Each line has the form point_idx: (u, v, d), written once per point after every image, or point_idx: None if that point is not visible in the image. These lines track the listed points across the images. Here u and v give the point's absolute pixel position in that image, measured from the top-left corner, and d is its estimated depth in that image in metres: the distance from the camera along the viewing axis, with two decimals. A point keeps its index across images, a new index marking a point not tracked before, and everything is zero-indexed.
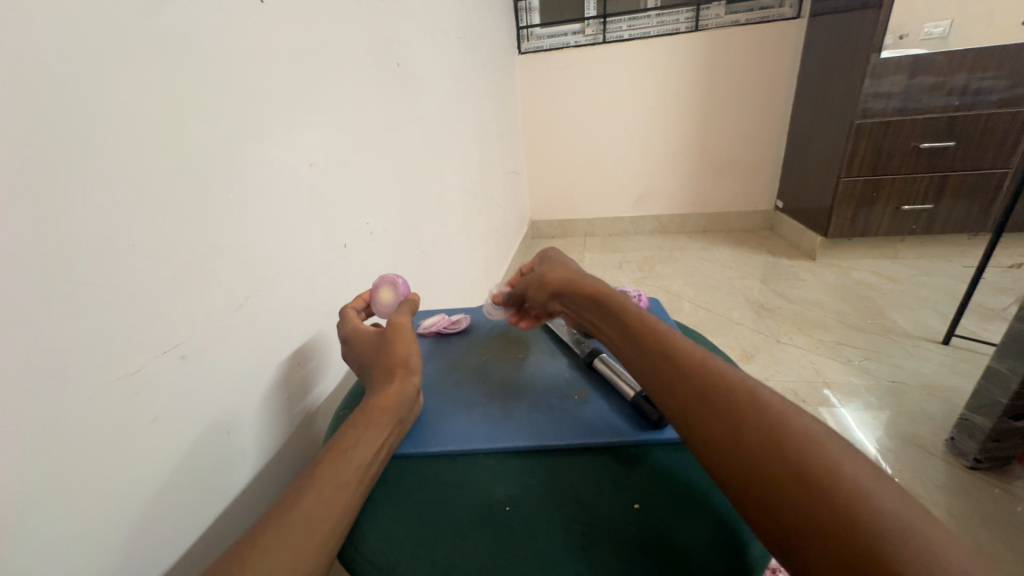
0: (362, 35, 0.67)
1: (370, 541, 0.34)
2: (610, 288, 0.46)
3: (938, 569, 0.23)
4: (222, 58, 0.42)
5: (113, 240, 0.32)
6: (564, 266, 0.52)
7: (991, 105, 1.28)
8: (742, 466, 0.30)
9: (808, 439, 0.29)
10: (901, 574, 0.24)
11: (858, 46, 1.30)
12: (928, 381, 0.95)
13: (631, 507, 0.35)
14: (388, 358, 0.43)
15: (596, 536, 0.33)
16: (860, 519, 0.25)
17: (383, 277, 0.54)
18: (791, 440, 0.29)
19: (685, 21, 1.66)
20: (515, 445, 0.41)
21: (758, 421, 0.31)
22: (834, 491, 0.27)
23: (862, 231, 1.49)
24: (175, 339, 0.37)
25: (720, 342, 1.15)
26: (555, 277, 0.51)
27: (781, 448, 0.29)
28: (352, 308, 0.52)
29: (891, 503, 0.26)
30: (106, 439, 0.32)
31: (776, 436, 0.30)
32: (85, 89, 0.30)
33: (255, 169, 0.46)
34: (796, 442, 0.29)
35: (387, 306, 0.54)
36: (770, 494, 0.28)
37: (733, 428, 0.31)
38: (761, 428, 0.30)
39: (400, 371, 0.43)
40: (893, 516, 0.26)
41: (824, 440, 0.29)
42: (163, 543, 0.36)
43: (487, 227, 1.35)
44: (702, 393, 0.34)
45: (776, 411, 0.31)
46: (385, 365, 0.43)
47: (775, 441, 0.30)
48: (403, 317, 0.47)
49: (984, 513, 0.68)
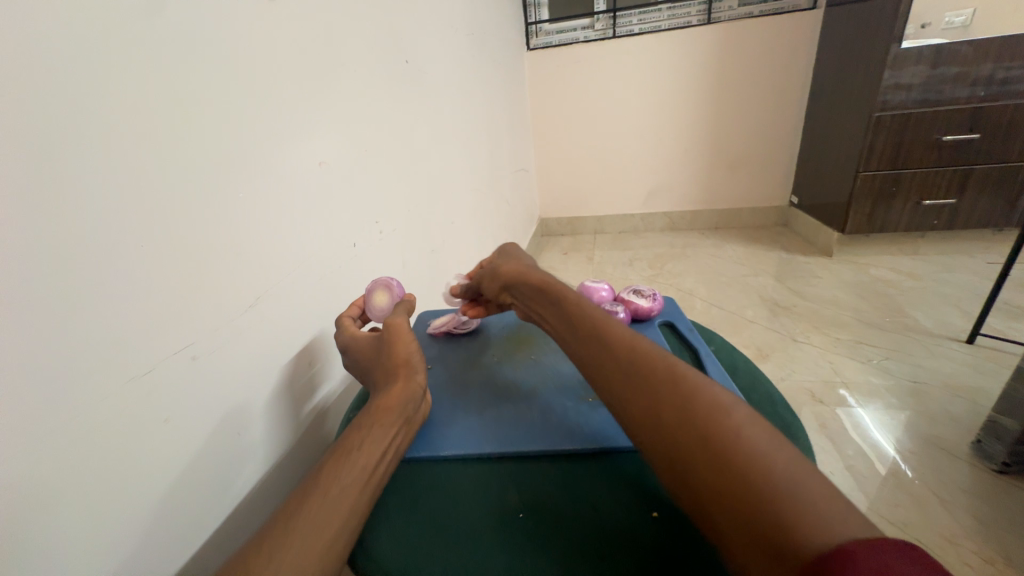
0: (371, 32, 0.66)
1: (380, 545, 0.34)
2: (558, 280, 0.49)
3: (818, 520, 0.24)
4: (230, 56, 0.41)
5: (123, 242, 0.32)
6: (518, 262, 0.56)
7: (1017, 96, 1.23)
8: (656, 435, 0.32)
9: (714, 406, 0.31)
10: (785, 525, 0.24)
11: (877, 36, 1.27)
12: (951, 381, 0.92)
13: (649, 516, 0.34)
14: (396, 359, 0.43)
15: (615, 548, 0.32)
16: (752, 478, 0.27)
17: (376, 281, 0.54)
18: (696, 409, 0.31)
19: (697, 14, 1.63)
20: (527, 449, 0.40)
21: (669, 393, 0.33)
22: (729, 451, 0.28)
23: (880, 227, 1.45)
24: (185, 340, 0.37)
25: (734, 341, 1.13)
26: (509, 270, 0.54)
27: (688, 418, 0.31)
28: (347, 317, 0.51)
29: (789, 463, 0.27)
30: (117, 441, 0.32)
31: (683, 405, 0.32)
32: (94, 89, 0.30)
33: (264, 168, 0.45)
34: (701, 411, 0.31)
35: (383, 309, 0.53)
36: (682, 462, 0.30)
37: (647, 401, 0.34)
38: (671, 398, 0.32)
39: (402, 371, 0.42)
40: (785, 472, 0.26)
41: (732, 407, 0.31)
42: (175, 543, 0.36)
43: (497, 225, 1.34)
44: (624, 372, 0.36)
45: (689, 382, 0.33)
46: (394, 366, 0.43)
47: (681, 409, 0.31)
48: (399, 318, 0.47)
49: (1013, 518, 0.65)
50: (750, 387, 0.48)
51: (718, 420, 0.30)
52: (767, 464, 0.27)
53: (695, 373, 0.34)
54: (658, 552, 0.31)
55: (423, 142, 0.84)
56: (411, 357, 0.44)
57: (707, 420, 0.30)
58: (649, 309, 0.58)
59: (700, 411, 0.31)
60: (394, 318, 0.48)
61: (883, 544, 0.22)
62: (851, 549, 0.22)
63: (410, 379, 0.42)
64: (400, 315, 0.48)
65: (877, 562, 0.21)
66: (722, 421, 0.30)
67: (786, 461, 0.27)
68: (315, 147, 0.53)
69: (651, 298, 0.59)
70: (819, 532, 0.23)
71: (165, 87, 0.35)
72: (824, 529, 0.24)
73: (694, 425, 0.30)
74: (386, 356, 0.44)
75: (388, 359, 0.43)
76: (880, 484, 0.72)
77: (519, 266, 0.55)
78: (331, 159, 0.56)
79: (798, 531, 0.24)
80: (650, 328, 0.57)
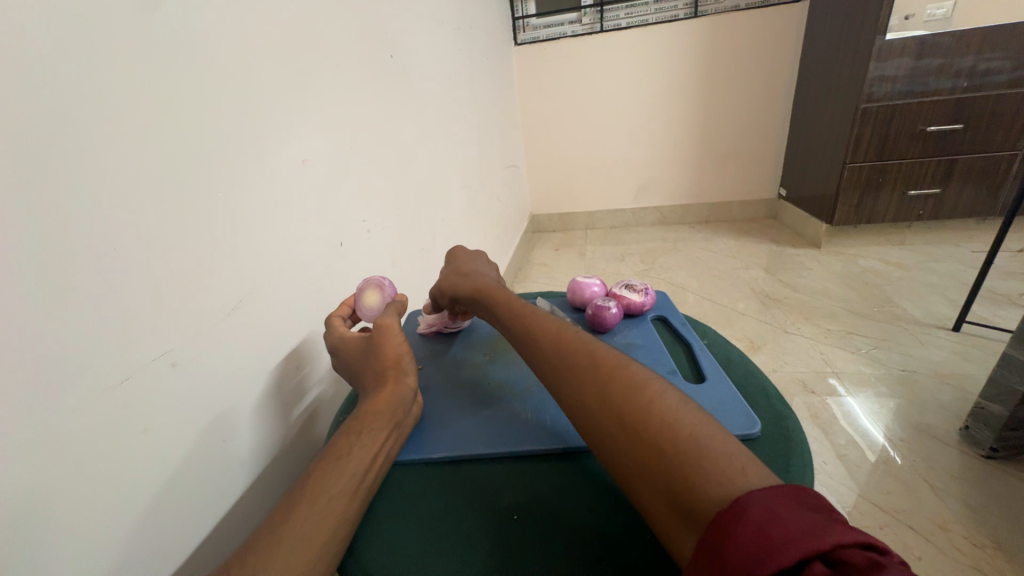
0: (353, 26, 0.64)
1: (372, 552, 0.33)
2: (491, 282, 0.50)
3: (727, 481, 0.25)
4: (205, 51, 0.40)
5: (96, 247, 0.31)
6: (459, 262, 0.56)
7: (999, 86, 1.25)
8: (586, 421, 0.33)
9: (630, 383, 0.32)
10: (701, 491, 0.25)
11: (862, 28, 1.27)
12: (940, 369, 0.94)
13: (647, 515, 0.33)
14: (385, 360, 0.42)
15: (617, 551, 0.31)
16: (668, 450, 0.27)
17: (368, 280, 0.52)
18: (615, 391, 0.32)
19: (684, 7, 1.62)
20: (520, 449, 0.40)
21: (591, 379, 0.33)
22: (644, 425, 0.29)
23: (868, 218, 1.47)
24: (164, 346, 0.35)
25: (726, 333, 1.13)
26: (448, 276, 0.54)
27: (610, 402, 0.31)
28: (337, 316, 0.50)
29: (699, 428, 0.28)
30: (94, 455, 0.30)
31: (602, 388, 0.32)
32: (57, 85, 0.29)
33: (244, 167, 0.44)
34: (619, 392, 0.32)
35: (374, 309, 0.52)
36: (615, 446, 0.30)
37: (571, 389, 0.34)
38: (594, 384, 0.33)
39: (393, 374, 0.41)
40: (691, 436, 0.27)
41: (646, 382, 0.31)
42: (160, 556, 0.35)
43: (488, 221, 1.33)
44: (550, 363, 0.37)
45: (607, 363, 0.34)
46: (382, 368, 0.42)
47: (600, 393, 0.32)
48: (390, 319, 0.45)
49: (1001, 503, 0.66)
50: (743, 379, 0.48)
51: (630, 397, 0.31)
52: (677, 431, 0.28)
53: (615, 354, 0.35)
54: (660, 553, 0.31)
55: (410, 139, 0.82)
56: (400, 357, 0.43)
57: (624, 401, 0.31)
58: (642, 304, 0.58)
59: (616, 391, 0.31)
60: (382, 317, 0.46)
61: (775, 493, 0.23)
62: (747, 504, 0.23)
63: (399, 381, 0.41)
64: (389, 314, 0.46)
65: (766, 511, 0.22)
66: (636, 398, 0.31)
67: (694, 426, 0.28)
68: (298, 144, 0.52)
69: (643, 293, 0.59)
70: (723, 491, 0.25)
71: (137, 83, 0.34)
72: (726, 487, 0.25)
73: (613, 406, 0.31)
74: (374, 356, 0.42)
75: (377, 360, 0.42)
76: (871, 473, 0.73)
77: (461, 266, 0.55)
78: (315, 156, 0.55)
79: (705, 494, 0.25)
80: (643, 323, 0.57)
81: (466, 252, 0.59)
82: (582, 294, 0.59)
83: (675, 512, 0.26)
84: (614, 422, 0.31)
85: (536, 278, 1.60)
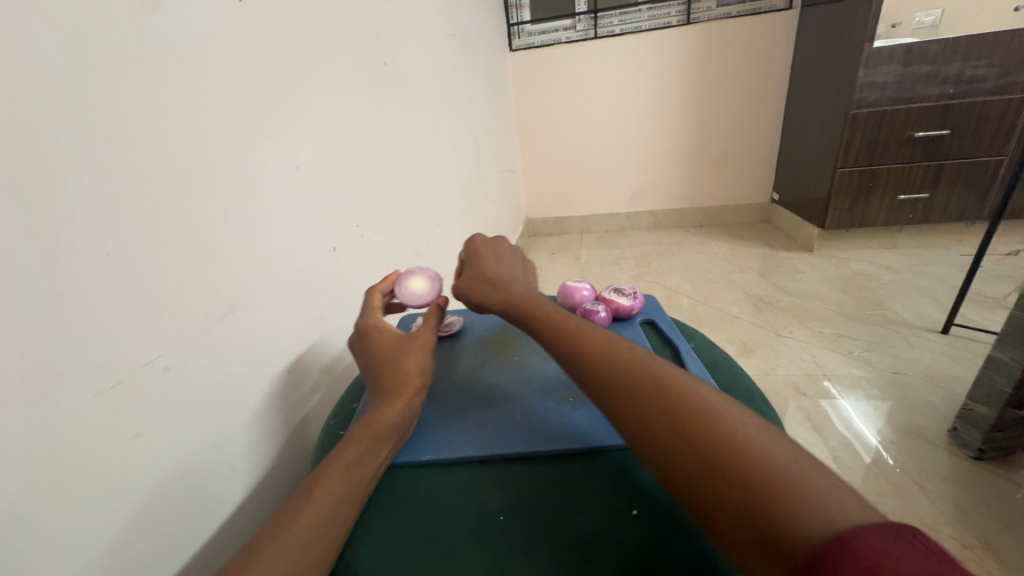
0: (348, 34, 0.66)
1: (361, 556, 0.33)
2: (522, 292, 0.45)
3: (827, 519, 0.24)
4: (200, 59, 0.41)
5: (85, 253, 0.31)
6: (483, 258, 0.52)
7: (984, 93, 1.27)
8: (653, 450, 0.31)
9: (705, 410, 0.30)
10: (798, 530, 0.24)
11: (851, 35, 1.29)
12: (930, 371, 0.95)
13: (629, 515, 0.34)
14: (392, 368, 0.41)
15: (600, 550, 0.32)
16: (756, 484, 0.26)
17: (424, 269, 0.53)
18: (691, 419, 0.30)
19: (676, 14, 1.65)
20: (510, 451, 0.40)
21: (663, 404, 0.32)
22: (726, 458, 0.28)
23: (859, 222, 1.49)
24: (157, 350, 0.36)
25: (719, 336, 1.14)
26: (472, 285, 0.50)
27: (686, 430, 0.30)
28: (378, 291, 0.50)
29: (785, 459, 0.27)
30: (86, 458, 0.31)
31: (676, 421, 0.30)
32: (53, 94, 0.29)
33: (238, 173, 0.44)
34: (694, 419, 0.30)
35: (414, 294, 0.52)
36: (691, 480, 0.29)
37: (637, 415, 0.32)
38: (663, 411, 0.31)
39: (407, 387, 0.41)
40: (780, 470, 0.27)
41: (721, 409, 0.30)
42: (154, 560, 0.35)
43: (483, 225, 1.34)
44: (608, 387, 0.34)
45: (676, 388, 0.32)
46: (392, 378, 0.41)
47: (675, 426, 0.30)
48: (428, 334, 0.45)
49: (989, 503, 0.67)
50: (729, 381, 0.48)
51: (708, 427, 0.29)
52: (765, 471, 0.27)
53: (683, 379, 0.33)
54: (642, 552, 0.32)
55: (404, 144, 0.83)
56: (422, 370, 0.42)
57: (701, 431, 0.29)
58: (630, 308, 0.58)
59: (692, 423, 0.30)
60: (422, 330, 0.45)
61: (880, 530, 0.23)
62: (849, 538, 0.23)
63: (413, 394, 0.41)
64: (428, 325, 0.46)
65: (874, 548, 0.22)
66: (716, 427, 0.29)
67: (781, 459, 0.27)
68: (292, 151, 0.53)
69: (632, 296, 0.60)
70: (820, 529, 0.24)
71: (131, 92, 0.34)
72: (826, 524, 0.24)
73: (692, 441, 0.29)
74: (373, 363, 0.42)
75: (383, 371, 0.42)
76: (863, 475, 0.74)
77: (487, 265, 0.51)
78: (308, 162, 0.55)
79: (799, 531, 0.24)
80: (632, 327, 0.57)
81: (487, 241, 0.54)
82: (572, 298, 0.60)
83: (759, 552, 0.25)
84: (689, 457, 0.29)
85: None
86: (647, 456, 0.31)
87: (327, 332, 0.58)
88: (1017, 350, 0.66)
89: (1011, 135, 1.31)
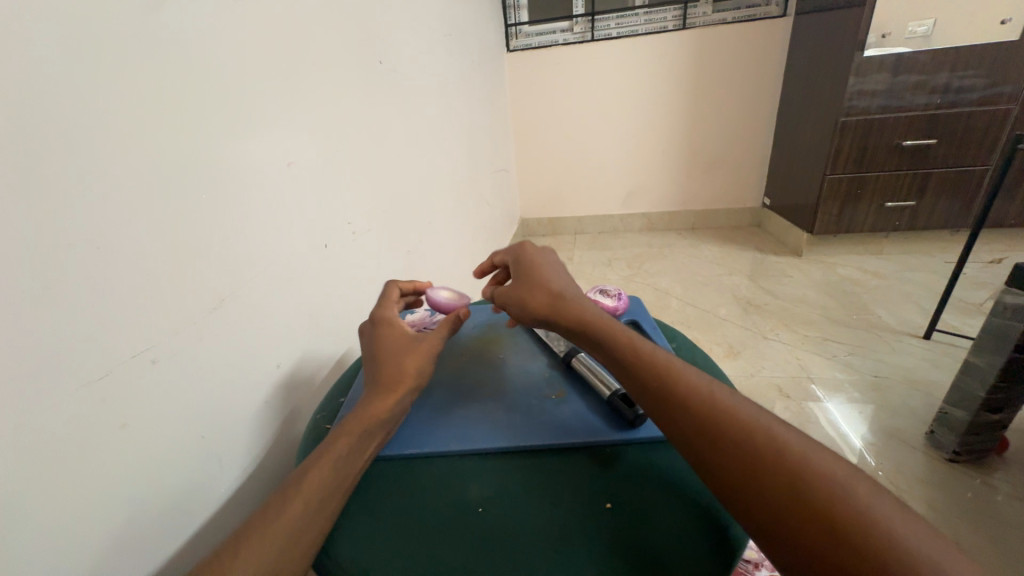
0: (344, 32, 0.66)
1: (343, 546, 0.34)
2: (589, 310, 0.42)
3: None
4: (192, 54, 0.41)
5: (75, 246, 0.31)
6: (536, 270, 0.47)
7: (971, 103, 1.29)
8: (762, 510, 0.29)
9: (824, 476, 0.29)
10: None
11: (842, 44, 1.31)
12: (910, 375, 0.97)
13: (603, 507, 0.35)
14: (389, 365, 0.42)
15: (573, 540, 0.33)
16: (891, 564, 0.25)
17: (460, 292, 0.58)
18: (808, 482, 0.28)
19: (672, 19, 1.66)
20: (492, 446, 0.41)
21: (772, 461, 0.30)
22: (852, 531, 0.26)
23: (847, 227, 1.51)
24: (146, 343, 0.36)
25: (708, 338, 1.16)
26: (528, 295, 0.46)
27: (804, 495, 0.28)
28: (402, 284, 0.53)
29: (916, 540, 0.26)
30: (72, 448, 0.31)
31: (770, 472, 0.29)
32: (47, 88, 0.30)
33: (229, 168, 0.45)
34: (811, 483, 0.28)
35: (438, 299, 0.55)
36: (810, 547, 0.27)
37: (745, 468, 0.30)
38: (776, 470, 0.29)
39: (400, 386, 0.41)
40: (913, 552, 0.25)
41: (840, 477, 0.29)
42: (142, 549, 0.36)
43: (476, 224, 1.35)
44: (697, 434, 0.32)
45: (789, 447, 0.30)
46: (388, 375, 0.41)
47: (772, 479, 0.29)
48: (433, 338, 0.44)
49: (963, 505, 0.69)
50: None
51: (833, 495, 0.28)
52: (895, 549, 0.26)
53: (786, 431, 0.32)
54: (612, 543, 0.33)
55: (398, 142, 0.84)
56: (422, 372, 0.43)
57: (823, 497, 0.28)
58: (614, 308, 0.60)
59: (813, 488, 0.28)
60: (433, 335, 0.45)
61: None
62: None
63: (404, 392, 0.41)
64: (441, 332, 0.45)
65: None
66: (838, 497, 0.28)
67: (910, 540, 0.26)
68: (284, 147, 0.53)
69: (616, 297, 0.61)
70: None
71: (124, 88, 0.35)
72: None
73: (802, 501, 0.28)
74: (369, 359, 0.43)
75: (381, 368, 0.42)
76: None
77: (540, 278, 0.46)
78: (300, 159, 0.56)
79: None
80: None
81: (535, 249, 0.50)
82: None
83: None
84: (807, 520, 0.27)
85: None
86: (745, 507, 0.30)
87: (317, 328, 0.58)
88: (990, 355, 0.68)
89: (996, 145, 1.33)
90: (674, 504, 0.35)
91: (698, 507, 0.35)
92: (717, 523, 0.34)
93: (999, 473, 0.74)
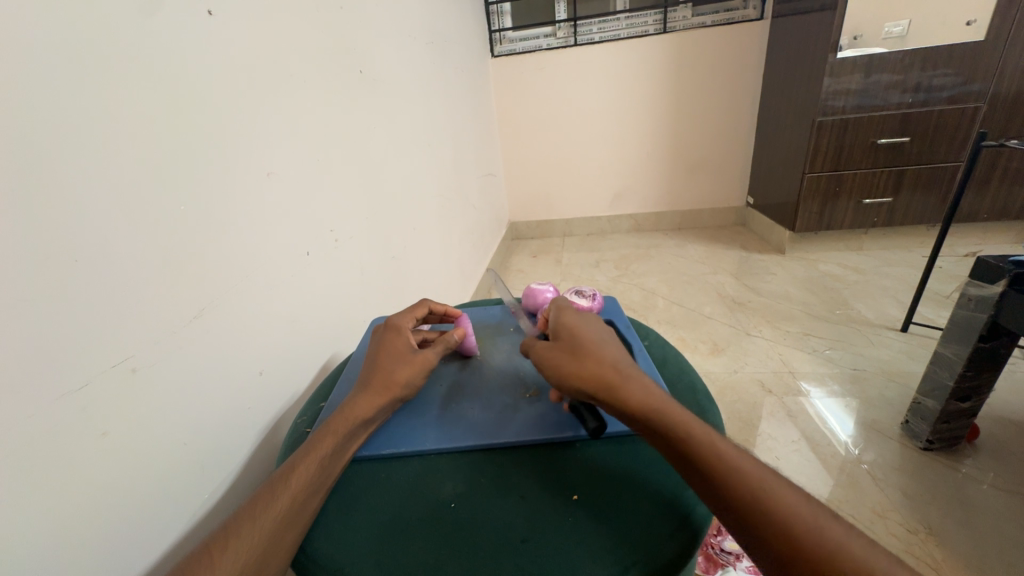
0: (323, 42, 0.67)
1: (320, 543, 0.35)
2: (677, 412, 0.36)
3: None
4: (171, 67, 0.42)
5: (59, 258, 0.32)
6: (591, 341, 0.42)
7: (942, 102, 1.33)
8: None
9: None
10: None
11: (817, 46, 1.35)
12: (887, 367, 1.00)
13: (571, 499, 0.37)
14: (381, 371, 0.44)
15: (541, 530, 0.34)
16: None
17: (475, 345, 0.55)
18: None
19: (654, 23, 1.69)
20: (468, 444, 0.42)
21: None
22: None
23: (827, 225, 1.55)
24: (125, 352, 0.37)
25: (692, 336, 1.18)
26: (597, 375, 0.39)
27: None
28: (427, 309, 0.55)
29: None
30: (52, 457, 0.32)
31: None
32: (23, 104, 0.30)
33: (209, 178, 0.46)
34: None
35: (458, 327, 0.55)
36: None
37: None
38: None
39: (389, 389, 0.43)
40: None
41: None
42: (123, 556, 0.36)
43: (463, 228, 1.36)
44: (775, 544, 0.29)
45: None
46: (379, 379, 0.44)
47: None
48: (428, 354, 0.47)
49: (936, 491, 0.71)
50: (676, 376, 0.51)
51: None
52: None
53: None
54: (581, 532, 0.34)
55: (380, 150, 0.84)
56: (412, 384, 0.45)
57: None
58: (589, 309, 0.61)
59: None
60: (431, 351, 0.47)
61: None
62: None
63: (391, 398, 0.43)
64: (438, 349, 0.48)
65: None
66: None
67: None
68: (264, 158, 0.54)
69: (591, 298, 0.62)
70: None
71: (105, 102, 0.36)
72: None
73: None
74: (366, 365, 0.46)
75: (376, 370, 0.44)
76: (823, 468, 0.78)
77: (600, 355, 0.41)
78: (281, 168, 0.57)
79: None
80: None
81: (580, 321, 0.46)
82: (535, 299, 0.63)
83: None
84: None
85: (512, 284, 1.63)
86: None
87: (300, 334, 0.59)
88: (959, 345, 0.70)
89: (966, 142, 1.37)
90: (638, 496, 0.36)
91: (663, 497, 0.36)
92: (678, 508, 0.35)
93: (970, 459, 0.76)
